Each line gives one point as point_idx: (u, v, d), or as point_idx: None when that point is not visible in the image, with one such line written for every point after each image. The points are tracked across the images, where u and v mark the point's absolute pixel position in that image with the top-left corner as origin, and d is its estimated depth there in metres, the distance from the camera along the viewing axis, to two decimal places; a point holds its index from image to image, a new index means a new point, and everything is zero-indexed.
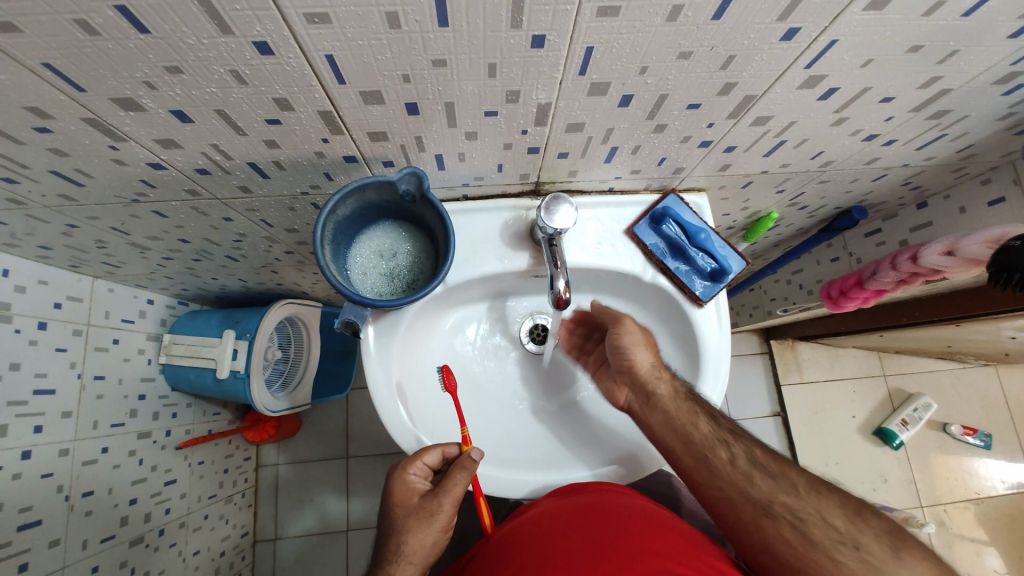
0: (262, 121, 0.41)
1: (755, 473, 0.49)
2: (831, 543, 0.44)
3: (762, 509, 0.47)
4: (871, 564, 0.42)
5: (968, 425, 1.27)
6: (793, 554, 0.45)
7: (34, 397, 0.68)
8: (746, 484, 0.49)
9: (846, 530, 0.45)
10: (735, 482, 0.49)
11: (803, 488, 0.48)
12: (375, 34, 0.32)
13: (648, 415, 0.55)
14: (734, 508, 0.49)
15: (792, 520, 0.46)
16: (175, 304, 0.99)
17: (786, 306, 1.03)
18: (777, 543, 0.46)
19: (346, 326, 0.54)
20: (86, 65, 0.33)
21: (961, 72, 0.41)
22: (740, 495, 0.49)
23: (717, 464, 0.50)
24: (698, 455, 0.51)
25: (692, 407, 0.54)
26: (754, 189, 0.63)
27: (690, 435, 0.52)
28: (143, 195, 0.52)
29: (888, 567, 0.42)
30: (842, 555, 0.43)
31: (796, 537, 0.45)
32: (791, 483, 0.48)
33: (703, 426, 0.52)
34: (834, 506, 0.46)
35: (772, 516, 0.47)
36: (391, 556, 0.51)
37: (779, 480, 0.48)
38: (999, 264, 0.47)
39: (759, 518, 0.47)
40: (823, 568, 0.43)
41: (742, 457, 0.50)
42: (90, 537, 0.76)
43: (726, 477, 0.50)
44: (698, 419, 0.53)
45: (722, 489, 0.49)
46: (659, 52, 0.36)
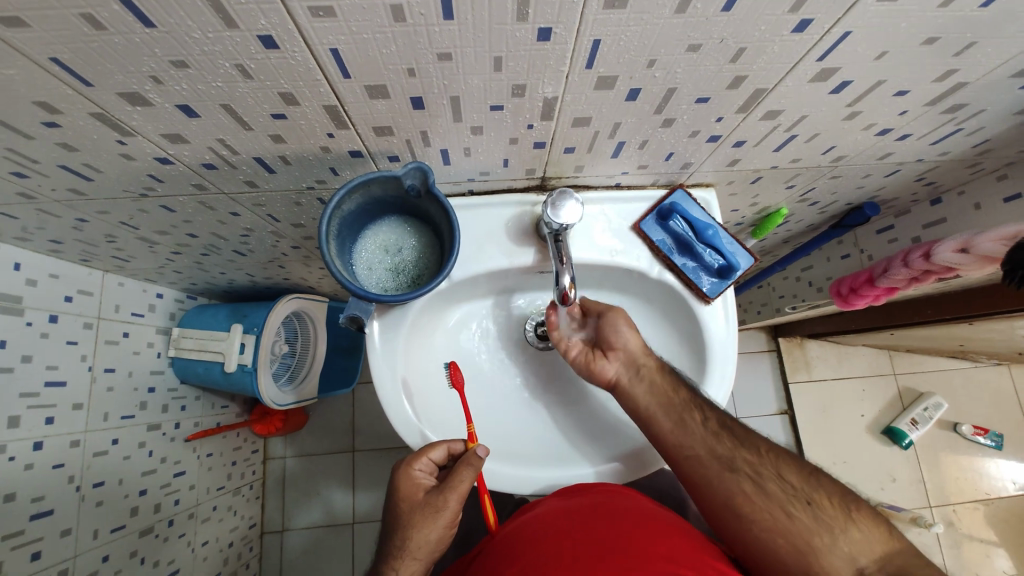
0: (267, 116, 0.41)
1: (723, 434, 0.52)
2: (788, 499, 0.47)
3: (728, 465, 0.50)
4: (822, 518, 0.46)
5: (979, 425, 1.25)
6: (751, 507, 0.48)
7: (45, 389, 0.69)
8: (716, 445, 0.51)
9: (799, 486, 0.48)
10: (706, 441, 0.51)
11: (765, 449, 0.51)
12: (380, 27, 0.32)
13: (637, 388, 0.55)
14: (701, 466, 0.51)
15: (753, 475, 0.49)
16: (184, 298, 1.00)
17: (795, 304, 1.01)
18: (737, 498, 0.48)
19: (351, 321, 0.54)
20: (93, 60, 0.33)
21: (978, 64, 0.40)
22: (709, 455, 0.51)
23: (691, 425, 0.52)
24: (676, 417, 0.52)
25: (675, 379, 0.55)
26: (763, 184, 0.62)
27: (673, 399, 0.53)
28: (151, 190, 0.52)
29: (838, 524, 0.46)
30: (796, 509, 0.47)
31: (754, 491, 0.48)
32: (755, 445, 0.51)
33: (684, 392, 0.54)
34: (790, 465, 0.50)
35: (736, 472, 0.49)
36: (396, 551, 0.51)
37: (743, 442, 0.51)
38: (1013, 262, 0.45)
39: (723, 474, 0.50)
40: (777, 519, 0.46)
41: (714, 421, 0.52)
42: (100, 527, 0.77)
43: (696, 436, 0.51)
44: (680, 388, 0.54)
45: (693, 447, 0.51)
46: (668, 44, 0.35)
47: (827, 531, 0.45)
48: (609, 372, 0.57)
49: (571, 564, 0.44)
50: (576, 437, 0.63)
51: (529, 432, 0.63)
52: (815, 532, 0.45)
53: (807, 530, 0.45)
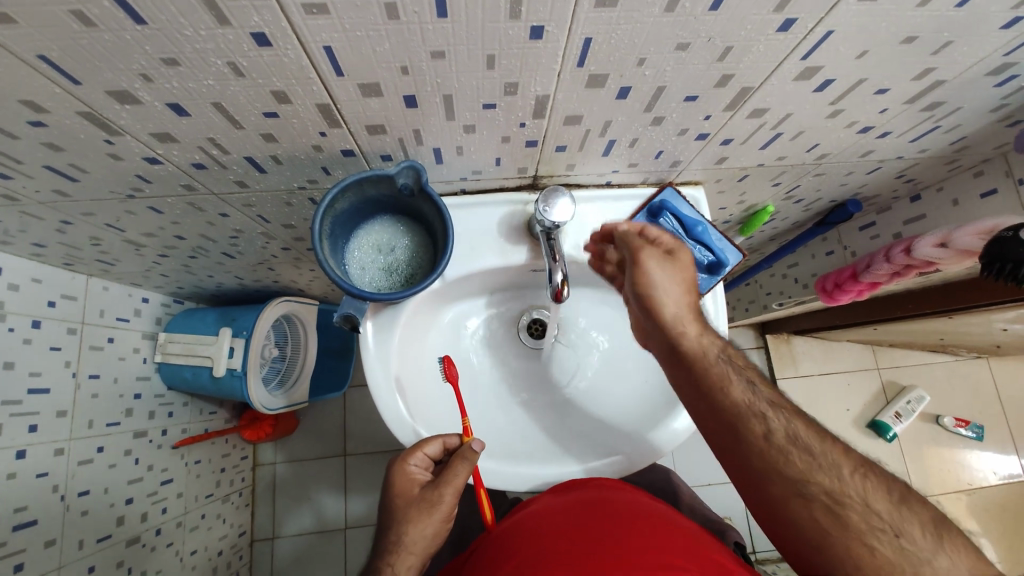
0: (259, 114, 0.41)
1: (792, 449, 0.43)
2: (868, 529, 0.39)
3: (795, 488, 0.42)
4: (912, 557, 0.38)
5: (960, 417, 1.29)
6: (822, 537, 0.41)
7: (28, 396, 0.68)
8: (778, 462, 0.43)
9: (890, 517, 0.40)
10: (764, 455, 0.43)
11: (846, 469, 0.42)
12: (374, 25, 0.32)
13: (670, 370, 0.49)
14: (760, 483, 0.44)
15: (826, 500, 0.41)
16: (170, 302, 0.98)
17: (782, 300, 1.03)
18: (803, 524, 0.42)
19: (345, 320, 0.55)
20: (82, 58, 0.33)
21: (955, 62, 0.41)
22: (772, 474, 0.43)
23: (747, 436, 0.44)
24: (723, 424, 0.45)
25: (723, 370, 0.46)
26: (750, 182, 0.64)
27: (717, 401, 0.46)
28: (139, 191, 0.52)
29: (928, 557, 0.38)
30: (878, 542, 0.39)
31: (828, 521, 0.41)
32: (831, 464, 0.42)
33: (736, 394, 0.45)
34: (880, 490, 0.41)
35: (806, 497, 0.42)
36: (391, 547, 0.50)
37: (817, 458, 0.42)
38: (991, 254, 0.47)
39: (790, 497, 0.42)
40: (855, 555, 0.39)
41: (780, 433, 0.43)
42: (86, 537, 0.75)
43: (753, 448, 0.44)
44: (730, 386, 0.45)
45: (746, 458, 0.44)
46: (657, 43, 0.36)
47: (918, 571, 0.37)
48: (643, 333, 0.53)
49: (572, 554, 0.45)
50: (572, 434, 0.63)
51: (524, 430, 0.64)
52: (900, 570, 0.38)
53: (892, 570, 0.38)
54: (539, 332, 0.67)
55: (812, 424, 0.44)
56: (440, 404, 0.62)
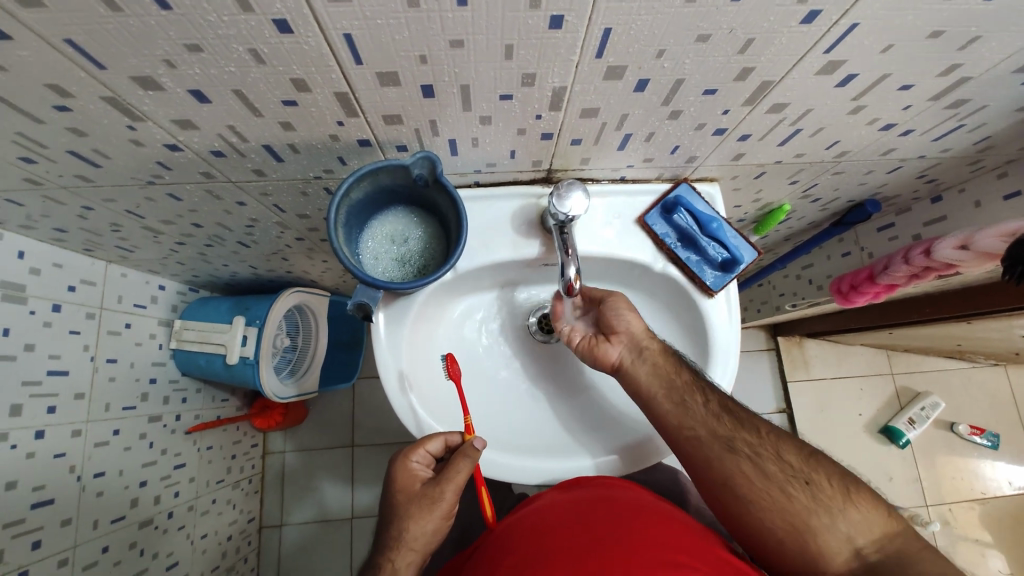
0: (278, 102, 0.41)
1: (724, 414, 0.52)
2: (787, 480, 0.48)
3: (728, 447, 0.50)
4: (820, 499, 0.47)
5: (975, 426, 1.26)
6: (751, 489, 0.48)
7: (48, 377, 0.69)
8: (716, 425, 0.51)
9: (800, 467, 0.49)
10: (706, 421, 0.51)
11: (764, 430, 0.51)
12: (395, 12, 0.32)
13: (640, 371, 0.55)
14: (701, 446, 0.51)
15: (752, 456, 0.49)
16: (186, 290, 1.00)
17: (795, 302, 1.02)
18: (737, 479, 0.49)
19: (358, 309, 0.54)
20: (108, 43, 0.34)
21: (983, 59, 0.40)
22: (712, 438, 0.51)
23: (692, 406, 0.52)
24: (677, 399, 0.53)
25: (678, 361, 0.55)
26: (766, 180, 0.63)
27: (674, 381, 0.54)
28: (159, 177, 0.52)
29: (835, 503, 0.47)
30: (795, 490, 0.47)
31: (754, 472, 0.49)
32: (755, 428, 0.51)
33: (686, 374, 0.54)
34: (791, 446, 0.51)
35: (736, 453, 0.50)
36: (392, 542, 0.52)
37: (743, 422, 0.52)
38: (1014, 257, 0.46)
39: (724, 454, 0.50)
40: (778, 500, 0.47)
41: (716, 402, 0.52)
42: (100, 518, 0.77)
43: (697, 416, 0.52)
44: (684, 370, 0.54)
45: (694, 428, 0.51)
46: (678, 34, 0.36)
47: (825, 511, 0.46)
48: (612, 354, 0.57)
49: (570, 551, 0.45)
50: (579, 432, 0.63)
51: (531, 424, 0.63)
52: (812, 512, 0.46)
53: (805, 510, 0.46)
54: (548, 327, 0.67)
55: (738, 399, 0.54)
56: (447, 397, 0.62)
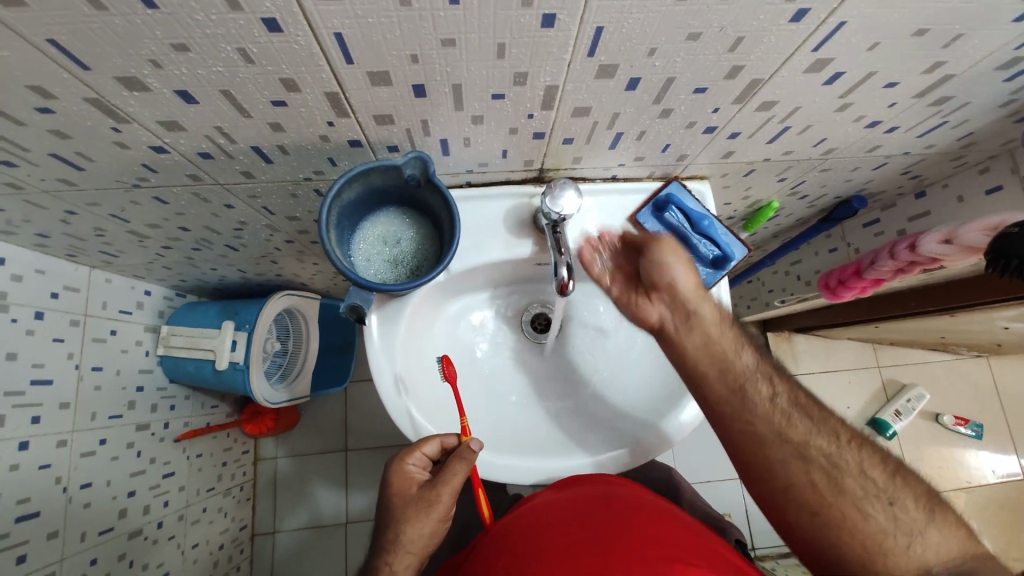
0: (267, 102, 0.40)
1: (795, 414, 0.50)
2: (864, 495, 0.46)
3: (797, 451, 0.48)
4: (900, 521, 0.45)
5: (960, 416, 1.29)
6: (820, 500, 0.46)
7: (31, 387, 0.68)
8: (784, 424, 0.49)
9: (883, 486, 0.47)
10: (772, 418, 0.50)
11: (845, 439, 0.49)
12: (386, 11, 0.32)
13: (686, 339, 0.53)
14: (765, 445, 0.49)
15: (827, 467, 0.47)
16: (173, 295, 0.98)
17: (784, 297, 1.04)
18: (802, 489, 0.47)
19: (351, 311, 0.54)
20: (91, 43, 0.33)
21: (966, 56, 0.41)
22: (777, 435, 0.49)
23: (755, 400, 0.50)
24: (733, 386, 0.51)
25: (735, 339, 0.53)
26: (755, 177, 0.64)
27: (730, 363, 0.52)
28: (145, 180, 0.51)
29: (916, 524, 0.45)
30: (873, 509, 0.45)
31: (825, 482, 0.47)
32: (833, 434, 0.49)
33: (746, 357, 0.52)
34: (874, 460, 0.48)
35: (807, 460, 0.48)
36: (389, 545, 0.51)
37: (819, 425, 0.49)
38: (997, 250, 0.47)
39: (792, 460, 0.48)
40: (850, 516, 0.45)
41: (783, 397, 0.51)
42: (88, 529, 0.75)
43: (759, 412, 0.50)
44: (743, 351, 0.53)
45: (755, 423, 0.50)
46: (668, 32, 0.36)
47: (903, 532, 0.44)
48: (652, 315, 0.55)
49: (569, 549, 0.45)
50: (576, 428, 0.63)
51: (528, 424, 0.63)
52: (888, 533, 0.44)
53: (880, 530, 0.44)
54: (542, 326, 0.68)
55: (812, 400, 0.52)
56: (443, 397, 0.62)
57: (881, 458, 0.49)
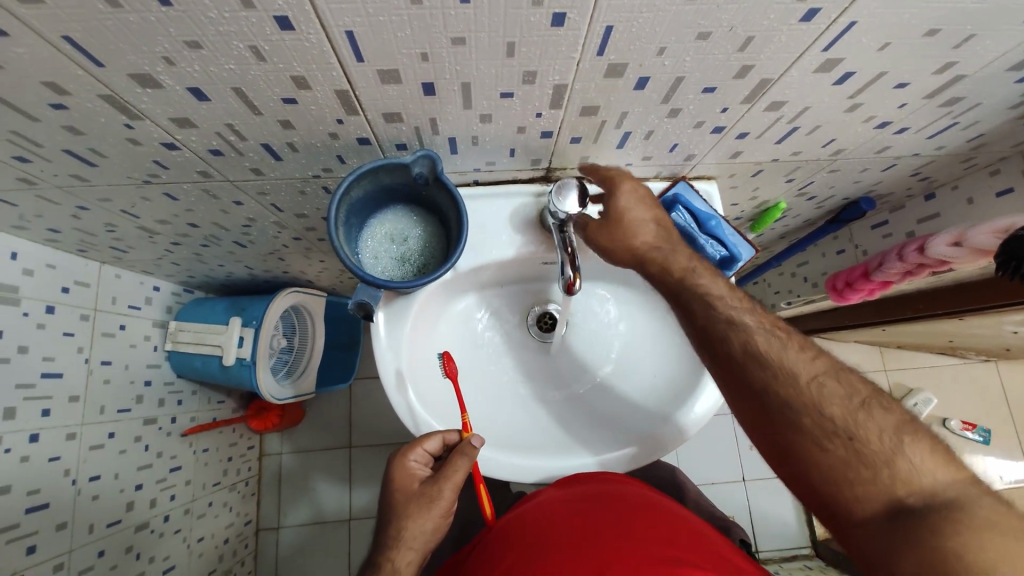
0: (277, 100, 0.41)
1: (750, 360, 0.46)
2: (822, 431, 0.42)
3: (751, 392, 0.46)
4: (859, 454, 0.40)
5: (967, 420, 1.28)
6: (779, 437, 0.44)
7: (41, 380, 0.69)
8: (740, 371, 0.46)
9: (844, 421, 0.42)
10: (726, 362, 0.47)
11: (806, 378, 0.44)
12: (397, 10, 0.32)
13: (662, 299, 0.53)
14: (727, 391, 0.48)
15: (783, 407, 0.44)
16: (181, 291, 0.99)
17: (790, 299, 1.03)
18: (765, 425, 0.45)
19: (359, 308, 0.55)
20: (106, 39, 0.33)
21: (977, 57, 0.41)
22: (736, 380, 0.47)
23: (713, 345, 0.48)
24: (697, 339, 0.50)
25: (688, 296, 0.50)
26: (764, 177, 0.63)
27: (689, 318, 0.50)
28: (155, 176, 0.52)
29: (881, 457, 0.40)
30: (830, 443, 0.41)
31: (781, 420, 0.44)
32: (790, 373, 0.44)
33: (700, 311, 0.49)
34: (837, 395, 0.43)
35: (762, 401, 0.45)
36: (391, 541, 0.51)
37: (773, 366, 0.45)
38: (1007, 252, 0.47)
39: (749, 400, 0.46)
40: (806, 450, 0.42)
41: (738, 344, 0.47)
42: (96, 521, 0.76)
43: (718, 357, 0.48)
44: (696, 307, 0.49)
45: (715, 367, 0.49)
46: (678, 32, 0.36)
47: (864, 465, 0.40)
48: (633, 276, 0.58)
49: (571, 546, 0.45)
50: (584, 426, 0.63)
51: (533, 423, 0.64)
52: (848, 467, 0.40)
53: (838, 465, 0.41)
54: (548, 325, 0.67)
55: (775, 336, 0.46)
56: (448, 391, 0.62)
57: (852, 385, 0.43)
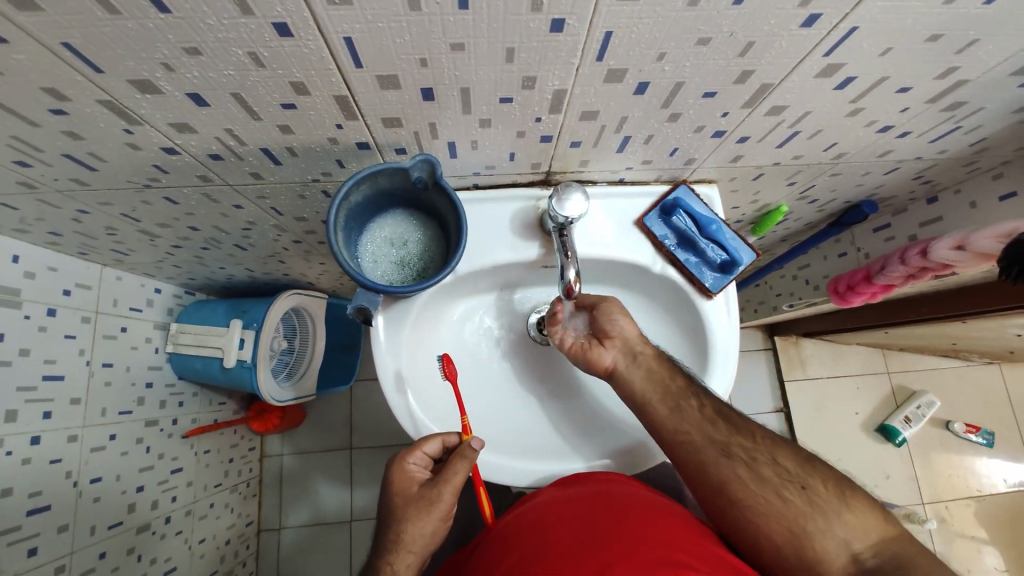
0: (277, 105, 0.41)
1: (717, 419, 0.51)
2: (780, 482, 0.47)
3: (721, 450, 0.50)
4: (816, 503, 0.46)
5: (970, 423, 1.27)
6: (746, 494, 0.48)
7: (43, 383, 0.69)
8: (708, 428, 0.51)
9: (796, 472, 0.48)
10: (700, 426, 0.51)
11: (760, 435, 0.51)
12: (396, 16, 0.32)
13: (632, 372, 0.55)
14: (692, 449, 0.50)
15: (746, 460, 0.49)
16: (182, 293, 0.99)
17: (792, 302, 1.03)
18: (730, 483, 0.48)
19: (358, 313, 0.54)
20: (106, 46, 0.33)
21: (979, 62, 0.40)
22: (707, 442, 0.50)
23: (687, 410, 0.52)
24: (672, 404, 0.53)
25: (673, 367, 0.55)
26: (765, 181, 0.63)
27: (668, 384, 0.54)
28: (155, 180, 0.52)
29: (831, 506, 0.46)
30: (789, 493, 0.47)
31: (748, 475, 0.48)
32: (749, 430, 0.51)
33: (680, 379, 0.54)
34: (786, 450, 0.50)
35: (730, 457, 0.49)
36: (391, 544, 0.51)
37: (737, 426, 0.51)
38: (1010, 258, 0.46)
39: (718, 458, 0.49)
40: (770, 503, 0.46)
41: (710, 407, 0.52)
42: (97, 523, 0.76)
43: (691, 420, 0.51)
44: (676, 374, 0.55)
45: (688, 432, 0.51)
46: (678, 37, 0.36)
47: (820, 514, 0.45)
48: (606, 359, 0.57)
49: (570, 550, 0.45)
50: (582, 432, 0.63)
51: (529, 426, 0.63)
52: (807, 516, 0.45)
53: (801, 514, 0.45)
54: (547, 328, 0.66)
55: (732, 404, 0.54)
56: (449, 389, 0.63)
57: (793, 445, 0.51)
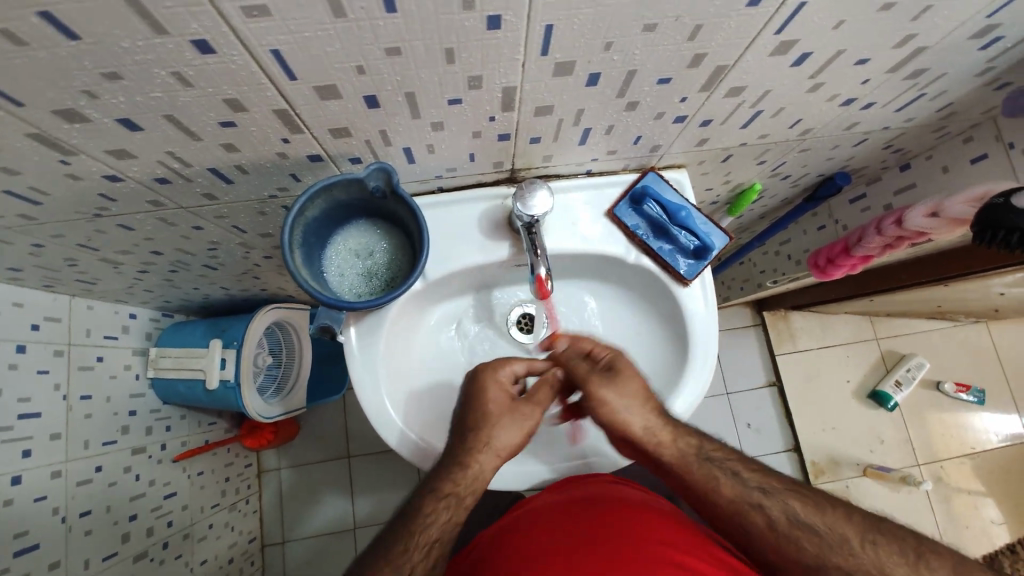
0: (215, 124, 0.39)
1: (799, 532, 0.45)
2: None
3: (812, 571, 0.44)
4: None
5: (961, 382, 1.28)
6: None
7: (19, 421, 0.67)
8: (788, 548, 0.45)
9: None
10: (771, 544, 0.46)
11: (857, 542, 0.44)
12: (321, 24, 0.31)
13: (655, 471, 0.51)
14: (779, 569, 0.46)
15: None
16: (159, 317, 0.97)
17: (775, 278, 1.02)
18: None
19: (323, 331, 0.55)
20: (21, 78, 0.32)
21: (936, 28, 0.39)
22: (784, 558, 0.46)
23: (752, 531, 0.47)
24: (727, 522, 0.48)
25: (710, 469, 0.49)
26: (735, 162, 0.62)
27: (714, 499, 0.48)
28: (105, 209, 0.50)
29: None
30: None
31: None
32: (840, 536, 0.45)
33: (726, 488, 0.48)
34: (894, 552, 0.44)
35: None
36: (477, 446, 0.49)
37: (825, 536, 0.45)
38: (983, 222, 0.46)
39: None
40: None
41: (779, 517, 0.46)
42: (91, 556, 0.75)
43: (762, 541, 0.46)
44: (717, 483, 0.49)
45: (759, 552, 0.47)
46: (623, 25, 0.34)
47: None
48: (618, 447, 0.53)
49: (567, 549, 0.45)
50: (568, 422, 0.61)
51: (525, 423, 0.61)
52: None
53: None
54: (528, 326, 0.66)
55: (807, 500, 0.47)
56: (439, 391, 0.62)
57: (898, 539, 0.45)
